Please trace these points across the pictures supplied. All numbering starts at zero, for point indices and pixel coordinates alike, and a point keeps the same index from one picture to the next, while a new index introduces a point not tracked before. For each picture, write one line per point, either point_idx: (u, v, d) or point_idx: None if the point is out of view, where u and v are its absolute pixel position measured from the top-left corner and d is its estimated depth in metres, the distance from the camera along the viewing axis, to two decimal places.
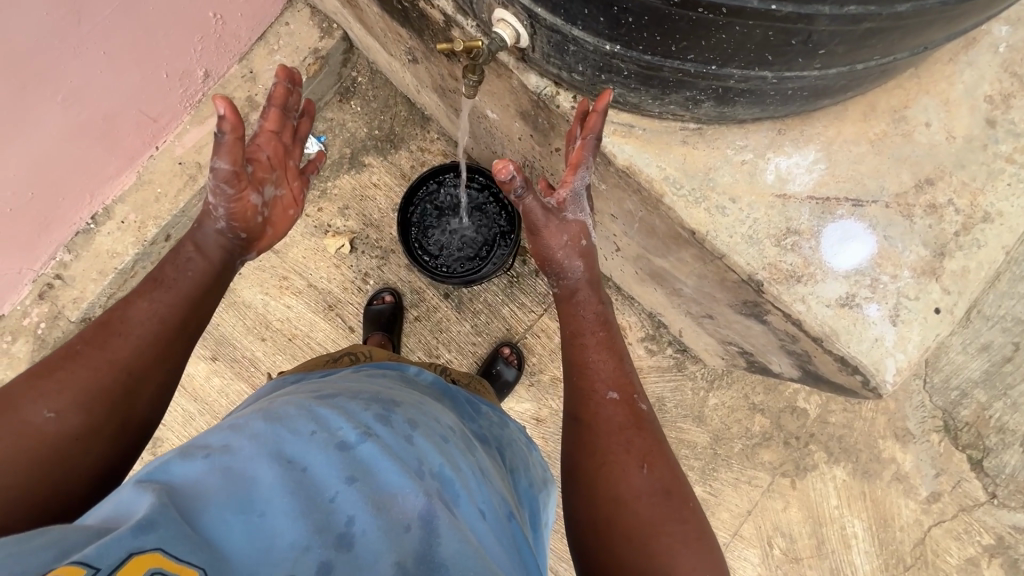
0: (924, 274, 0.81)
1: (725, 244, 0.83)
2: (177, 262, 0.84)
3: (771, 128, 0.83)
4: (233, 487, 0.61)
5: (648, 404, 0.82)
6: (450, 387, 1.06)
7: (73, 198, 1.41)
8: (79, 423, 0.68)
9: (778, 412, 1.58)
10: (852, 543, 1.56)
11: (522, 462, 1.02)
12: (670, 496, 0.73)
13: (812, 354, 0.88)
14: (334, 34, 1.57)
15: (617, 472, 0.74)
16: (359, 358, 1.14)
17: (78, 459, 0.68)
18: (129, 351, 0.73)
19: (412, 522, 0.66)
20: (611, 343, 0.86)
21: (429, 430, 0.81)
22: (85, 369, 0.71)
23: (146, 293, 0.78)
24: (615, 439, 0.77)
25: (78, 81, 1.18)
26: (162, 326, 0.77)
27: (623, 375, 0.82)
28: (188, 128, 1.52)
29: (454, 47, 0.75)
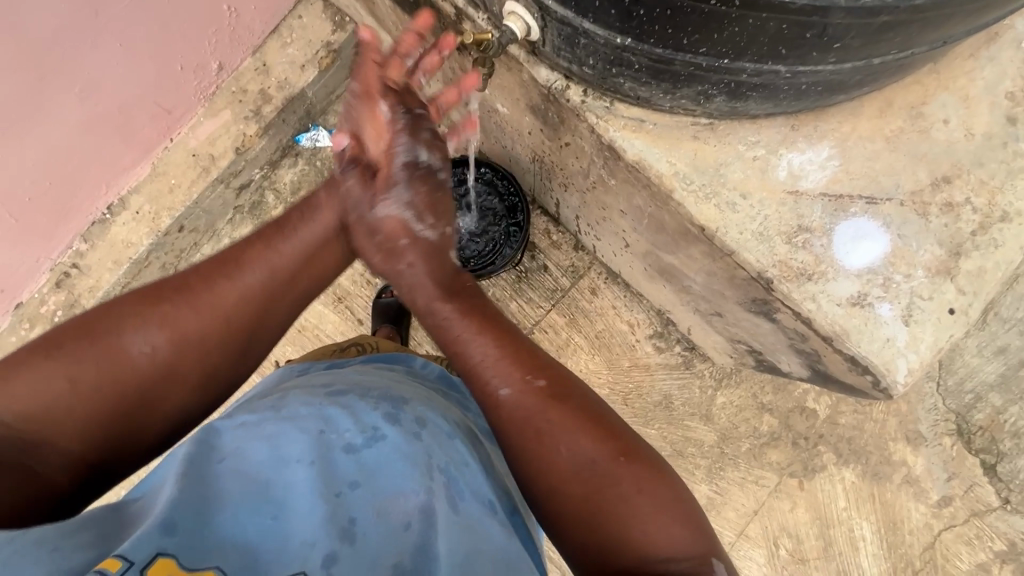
0: (938, 273, 0.80)
1: (735, 241, 0.82)
2: (306, 211, 0.84)
3: (784, 123, 0.82)
4: (247, 490, 0.63)
5: (546, 375, 0.74)
6: (457, 380, 1.07)
7: (90, 189, 1.43)
8: (169, 359, 0.72)
9: (787, 412, 1.57)
10: (860, 545, 1.55)
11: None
12: (597, 466, 0.69)
13: (822, 354, 0.87)
14: (347, 27, 1.58)
15: (540, 463, 0.71)
16: (366, 348, 1.15)
17: (159, 400, 0.72)
18: (234, 300, 0.76)
19: (412, 519, 0.67)
20: (493, 326, 0.78)
21: (438, 428, 0.81)
22: (191, 308, 0.73)
23: (262, 249, 0.79)
24: (522, 436, 0.72)
25: (95, 73, 1.20)
26: (266, 287, 0.78)
27: (512, 361, 0.75)
28: (202, 120, 1.53)
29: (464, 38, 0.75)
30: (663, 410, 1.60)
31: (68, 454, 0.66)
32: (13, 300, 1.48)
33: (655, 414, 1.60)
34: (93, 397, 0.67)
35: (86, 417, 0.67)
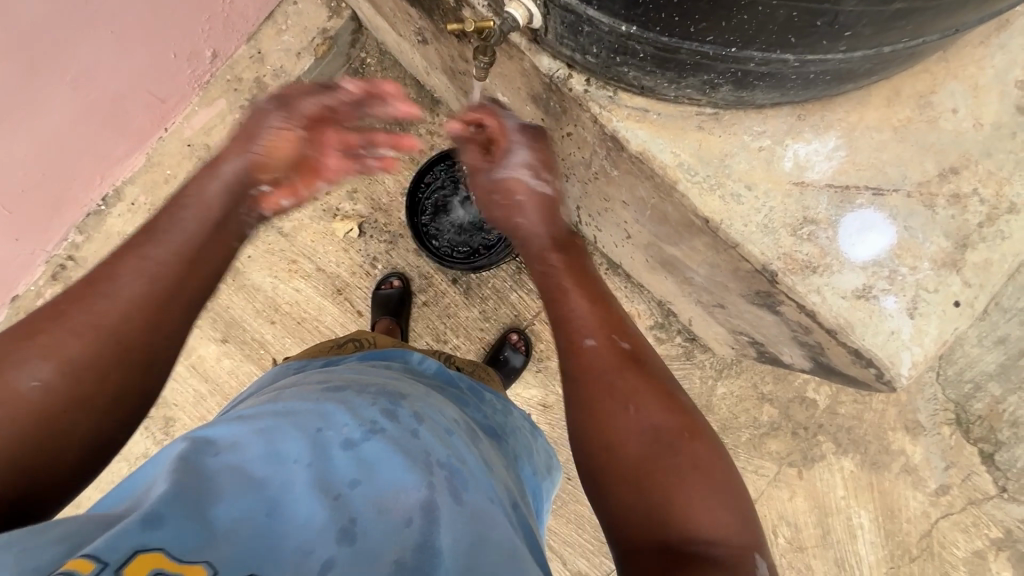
0: (944, 266, 0.79)
1: (740, 233, 0.81)
2: (173, 211, 0.84)
3: (790, 113, 0.81)
4: (245, 485, 0.64)
5: (631, 342, 0.82)
6: (454, 376, 1.07)
7: (83, 180, 1.41)
8: (66, 387, 0.68)
9: (787, 402, 1.57)
10: (858, 533, 1.56)
11: (528, 448, 1.03)
12: (659, 435, 0.73)
13: (825, 346, 0.87)
14: (343, 13, 1.54)
15: (605, 417, 0.75)
16: (363, 344, 1.14)
17: (70, 431, 0.68)
18: (118, 317, 0.73)
19: (414, 513, 0.67)
20: (589, 290, 0.89)
21: (436, 424, 0.82)
22: (72, 333, 0.70)
23: (139, 256, 0.78)
24: (597, 385, 0.78)
25: (88, 62, 1.18)
26: (153, 296, 0.76)
27: (602, 320, 0.84)
28: (196, 110, 1.51)
29: (464, 27, 0.73)
30: None
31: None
32: (9, 293, 1.47)
33: None
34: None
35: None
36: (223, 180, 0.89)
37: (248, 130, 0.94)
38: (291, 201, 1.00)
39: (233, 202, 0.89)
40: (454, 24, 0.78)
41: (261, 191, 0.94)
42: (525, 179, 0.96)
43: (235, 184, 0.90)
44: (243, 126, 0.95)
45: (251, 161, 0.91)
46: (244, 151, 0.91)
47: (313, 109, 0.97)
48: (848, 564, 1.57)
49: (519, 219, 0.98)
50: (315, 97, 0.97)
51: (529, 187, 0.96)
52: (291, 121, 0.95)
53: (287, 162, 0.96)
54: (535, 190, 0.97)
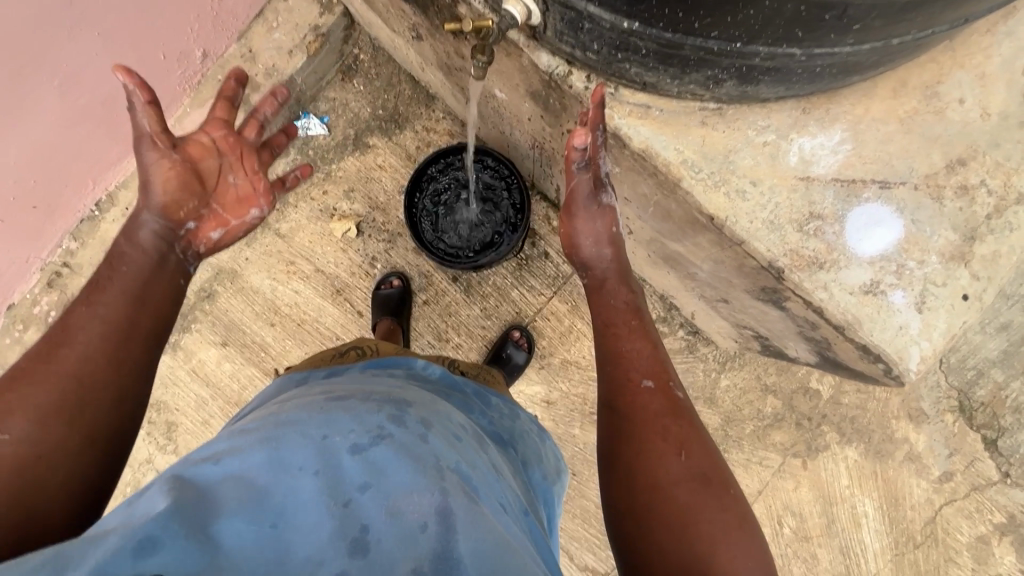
0: (952, 259, 0.78)
1: (745, 230, 0.80)
2: (116, 262, 0.83)
3: (795, 106, 0.79)
4: (249, 498, 0.63)
5: (683, 392, 0.83)
6: (459, 380, 1.06)
7: (75, 185, 1.39)
8: (36, 444, 0.65)
9: (791, 392, 1.57)
10: (863, 521, 1.57)
11: (536, 452, 1.03)
12: (708, 482, 0.73)
13: (833, 342, 0.86)
14: (335, 9, 1.51)
15: (655, 459, 0.75)
16: (365, 351, 1.11)
17: (49, 487, 0.65)
18: (78, 361, 0.71)
19: (428, 519, 0.66)
20: (644, 331, 0.89)
21: (444, 428, 0.81)
22: (34, 385, 0.68)
23: (87, 307, 0.76)
24: (649, 425, 0.78)
25: (75, 65, 1.15)
26: (113, 331, 0.75)
27: (658, 364, 0.85)
28: (188, 112, 1.48)
29: (463, 26, 0.72)
30: None
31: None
32: (5, 301, 1.46)
33: None
34: None
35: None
36: (153, 228, 0.88)
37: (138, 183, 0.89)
38: (223, 231, 0.95)
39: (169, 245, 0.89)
40: (452, 23, 0.77)
41: (188, 228, 0.91)
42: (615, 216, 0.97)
43: (166, 225, 0.89)
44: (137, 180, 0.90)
45: (158, 207, 0.88)
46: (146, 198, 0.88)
47: (200, 138, 0.94)
48: (853, 553, 1.57)
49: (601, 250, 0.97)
50: (153, 111, 0.87)
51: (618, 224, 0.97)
52: (160, 147, 0.89)
53: (186, 185, 0.90)
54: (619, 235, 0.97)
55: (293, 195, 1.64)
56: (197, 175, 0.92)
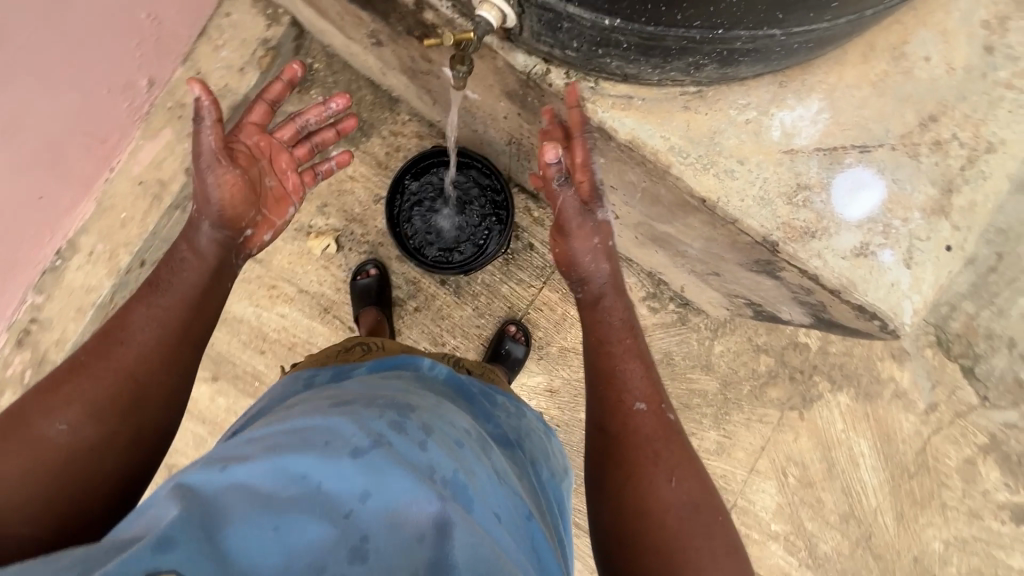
0: (933, 213, 0.81)
1: (738, 209, 0.81)
2: (173, 266, 0.93)
3: (772, 82, 0.80)
4: (255, 499, 0.63)
5: (674, 413, 0.89)
6: (462, 382, 1.06)
7: (32, 238, 1.31)
8: (91, 429, 0.77)
9: (781, 349, 1.62)
10: (860, 461, 1.66)
11: (542, 457, 1.04)
12: (697, 507, 0.80)
13: (828, 305, 0.89)
14: (282, 19, 1.44)
15: (649, 486, 0.81)
16: (371, 347, 1.14)
17: (99, 468, 0.76)
18: (132, 359, 0.82)
19: (426, 529, 0.66)
20: (639, 351, 0.92)
21: (444, 435, 0.81)
22: (91, 380, 0.79)
23: (144, 307, 0.86)
24: (643, 451, 0.83)
25: (14, 111, 1.08)
26: (164, 337, 0.85)
27: (652, 387, 0.89)
28: (142, 144, 1.41)
29: (443, 41, 0.70)
30: (665, 367, 1.64)
31: (22, 536, 0.69)
32: None
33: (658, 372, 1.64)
34: (27, 487, 0.71)
35: (32, 495, 0.71)
36: (211, 236, 0.96)
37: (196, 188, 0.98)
38: (272, 233, 1.07)
39: (226, 253, 0.98)
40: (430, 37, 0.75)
41: (245, 236, 1.02)
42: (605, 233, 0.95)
43: (223, 235, 0.97)
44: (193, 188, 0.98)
45: (217, 218, 0.96)
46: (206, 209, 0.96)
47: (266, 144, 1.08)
48: (854, 492, 1.66)
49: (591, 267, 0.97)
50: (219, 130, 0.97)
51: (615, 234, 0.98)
52: (228, 167, 0.97)
53: (248, 201, 1.00)
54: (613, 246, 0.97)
55: None
56: (253, 187, 1.01)
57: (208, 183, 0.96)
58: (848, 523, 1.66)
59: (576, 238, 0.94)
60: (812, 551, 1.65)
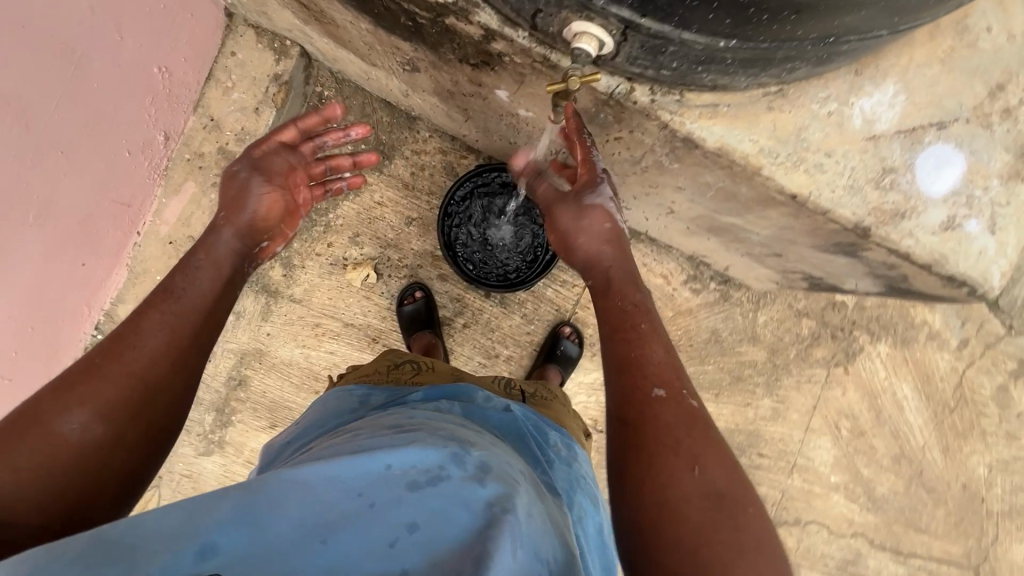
0: (1010, 178, 0.85)
1: (829, 200, 0.83)
2: (189, 271, 0.88)
3: (849, 71, 0.81)
4: (311, 508, 0.64)
5: (697, 400, 0.83)
6: (523, 420, 1.04)
7: (70, 318, 1.25)
8: (103, 429, 0.71)
9: (821, 310, 1.68)
10: (904, 404, 1.74)
11: (591, 511, 0.98)
12: (724, 500, 0.72)
13: (912, 277, 0.93)
14: (291, 52, 1.38)
15: (665, 476, 0.73)
16: (421, 367, 1.21)
17: (110, 465, 0.72)
18: (145, 363, 0.76)
19: (462, 567, 0.59)
20: (654, 332, 0.89)
21: (504, 473, 0.75)
22: (104, 381, 0.73)
23: (158, 313, 0.81)
24: (662, 439, 0.77)
25: (46, 192, 1.02)
26: (175, 341, 0.80)
27: (669, 373, 0.84)
28: (165, 202, 1.36)
29: (573, 83, 0.71)
30: (714, 345, 1.68)
31: (34, 528, 0.66)
32: None
33: (708, 351, 1.68)
34: (31, 486, 0.66)
35: (44, 490, 0.67)
36: (229, 245, 0.94)
37: (233, 195, 0.98)
38: (283, 245, 1.07)
39: (239, 262, 0.95)
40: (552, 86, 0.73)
41: (262, 248, 1.01)
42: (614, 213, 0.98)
43: (245, 245, 0.96)
44: (226, 196, 0.99)
45: (244, 228, 0.96)
46: (239, 219, 0.96)
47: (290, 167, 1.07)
48: (902, 433, 1.74)
49: (602, 247, 0.97)
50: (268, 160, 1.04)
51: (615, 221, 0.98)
52: (274, 184, 1.01)
53: (280, 215, 1.03)
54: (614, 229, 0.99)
55: (297, 255, 1.54)
56: (288, 204, 1.05)
57: (253, 193, 0.99)
58: (900, 464, 1.75)
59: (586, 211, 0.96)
60: (870, 494, 1.74)
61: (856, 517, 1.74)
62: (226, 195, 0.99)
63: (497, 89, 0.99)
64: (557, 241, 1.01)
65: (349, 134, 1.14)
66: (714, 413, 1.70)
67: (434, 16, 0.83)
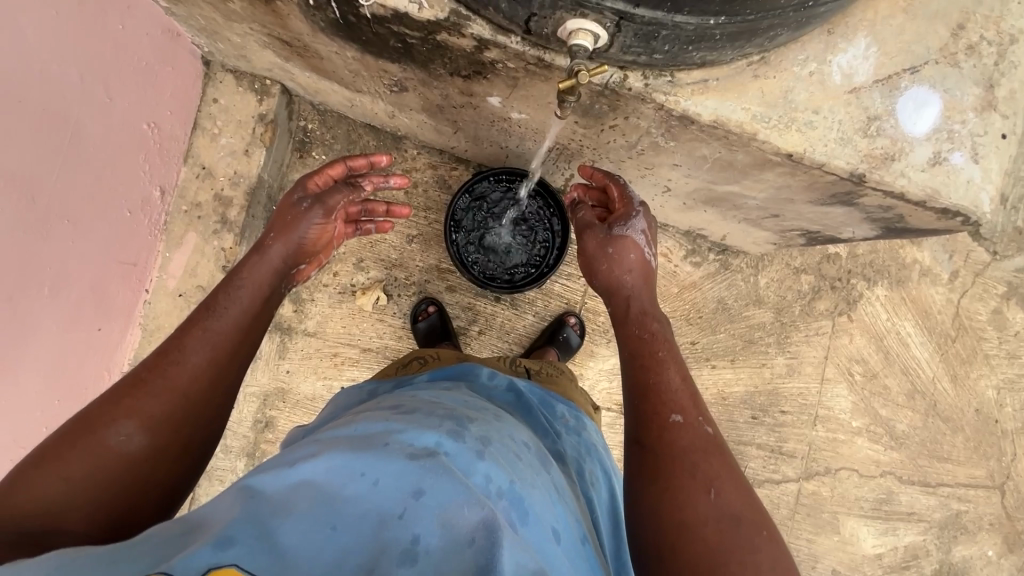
0: (984, 109, 0.91)
1: (824, 153, 0.87)
2: (230, 291, 0.92)
3: (823, 32, 0.86)
4: (319, 497, 0.66)
5: (712, 426, 0.87)
6: (524, 394, 1.15)
7: (94, 386, 1.22)
8: (148, 442, 0.76)
9: (817, 264, 1.74)
10: (909, 341, 1.80)
11: (601, 476, 1.09)
12: (740, 523, 0.76)
13: (908, 215, 0.98)
14: (272, 90, 1.39)
15: (685, 499, 0.78)
16: (427, 359, 1.29)
17: (151, 478, 0.76)
18: (187, 379, 0.80)
19: (475, 532, 0.65)
20: (672, 362, 0.94)
21: (501, 448, 0.83)
22: (150, 396, 0.77)
23: (198, 331, 0.85)
24: (678, 464, 0.81)
25: (56, 263, 1.02)
26: (214, 360, 0.84)
27: (688, 400, 0.89)
28: (169, 256, 1.36)
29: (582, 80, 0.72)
30: (722, 313, 1.73)
31: (79, 536, 0.68)
32: None
33: (717, 319, 1.73)
34: (83, 493, 0.70)
35: (90, 500, 0.70)
36: (271, 264, 0.99)
37: (287, 221, 1.04)
38: (318, 269, 1.13)
39: (278, 281, 0.99)
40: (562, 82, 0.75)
41: (299, 270, 1.06)
42: (643, 244, 1.08)
43: (291, 267, 1.03)
44: (279, 219, 1.05)
45: (293, 250, 1.02)
46: (289, 238, 1.02)
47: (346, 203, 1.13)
48: (913, 369, 1.81)
49: (625, 276, 1.07)
50: (334, 198, 1.09)
51: (643, 254, 1.08)
52: (327, 218, 1.07)
53: (323, 246, 1.10)
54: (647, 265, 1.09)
55: (306, 288, 1.55)
56: (331, 236, 1.11)
57: (306, 219, 1.05)
58: (914, 399, 1.81)
59: (617, 244, 1.08)
60: (892, 433, 1.80)
61: (882, 457, 1.80)
62: (279, 220, 1.05)
63: (489, 96, 1.02)
64: (585, 271, 1.14)
65: (388, 183, 1.16)
66: (733, 378, 1.74)
67: (425, 34, 0.85)
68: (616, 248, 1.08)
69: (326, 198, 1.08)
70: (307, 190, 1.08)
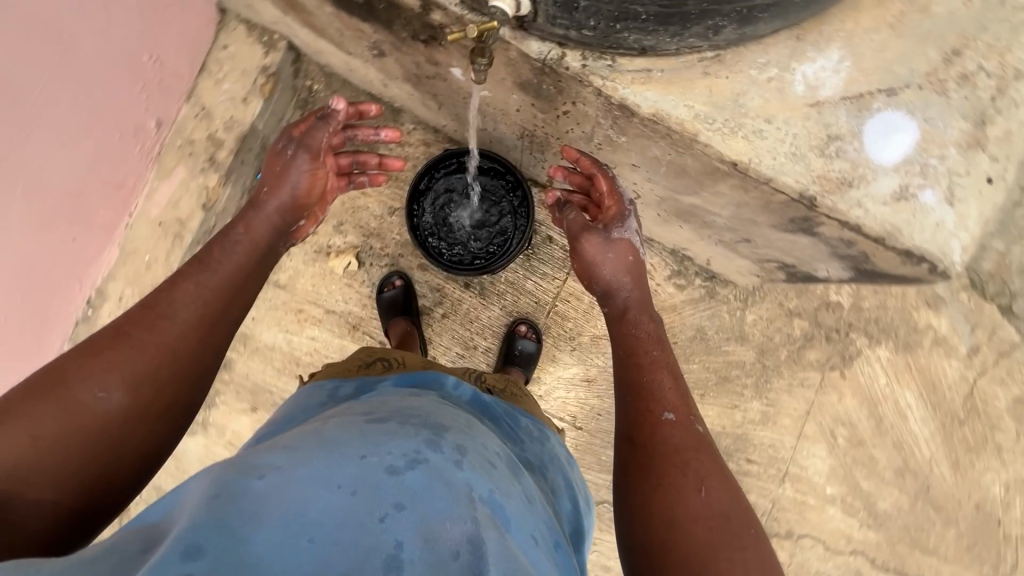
0: (969, 147, 0.83)
1: (771, 167, 0.81)
2: (225, 245, 0.95)
3: (790, 37, 0.81)
4: (290, 506, 0.59)
5: (702, 425, 0.85)
6: (487, 403, 1.07)
7: (61, 290, 1.30)
8: (129, 400, 0.73)
9: (813, 311, 1.61)
10: (908, 414, 1.62)
11: (563, 489, 1.03)
12: (730, 519, 0.73)
13: (871, 255, 0.89)
14: (278, 45, 1.44)
15: (675, 495, 0.75)
16: (394, 362, 1.14)
17: (127, 440, 0.72)
18: (174, 336, 0.80)
19: (461, 547, 0.60)
20: (666, 362, 0.92)
21: (478, 453, 0.76)
22: (133, 350, 0.75)
23: (189, 283, 0.85)
24: (669, 461, 0.79)
25: (34, 171, 1.06)
26: (204, 315, 0.84)
27: (679, 397, 0.86)
28: (157, 185, 1.44)
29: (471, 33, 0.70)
30: (698, 343, 1.63)
31: (46, 503, 0.65)
32: None
33: (693, 348, 1.63)
34: (60, 459, 0.67)
35: (61, 462, 0.67)
36: (270, 219, 1.03)
37: (278, 172, 1.07)
38: (315, 224, 1.16)
39: (276, 237, 1.03)
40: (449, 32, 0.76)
41: (298, 227, 1.11)
42: (638, 245, 1.04)
43: (286, 223, 1.06)
44: (272, 172, 1.08)
45: (289, 203, 1.06)
46: (282, 191, 1.05)
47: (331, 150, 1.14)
48: (907, 445, 1.63)
49: (624, 279, 1.02)
50: (329, 135, 1.10)
51: (639, 254, 1.04)
52: (316, 161, 1.09)
53: (318, 191, 1.12)
54: (636, 263, 1.04)
55: None
56: (326, 180, 1.13)
57: (295, 167, 1.07)
58: (904, 478, 1.63)
59: (610, 246, 1.03)
60: (871, 509, 1.63)
61: (855, 534, 1.63)
62: (271, 171, 1.08)
63: (452, 67, 1.01)
64: (581, 267, 1.05)
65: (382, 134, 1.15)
66: None
67: None
68: (615, 249, 1.03)
69: (312, 141, 1.09)
70: (291, 134, 1.09)
